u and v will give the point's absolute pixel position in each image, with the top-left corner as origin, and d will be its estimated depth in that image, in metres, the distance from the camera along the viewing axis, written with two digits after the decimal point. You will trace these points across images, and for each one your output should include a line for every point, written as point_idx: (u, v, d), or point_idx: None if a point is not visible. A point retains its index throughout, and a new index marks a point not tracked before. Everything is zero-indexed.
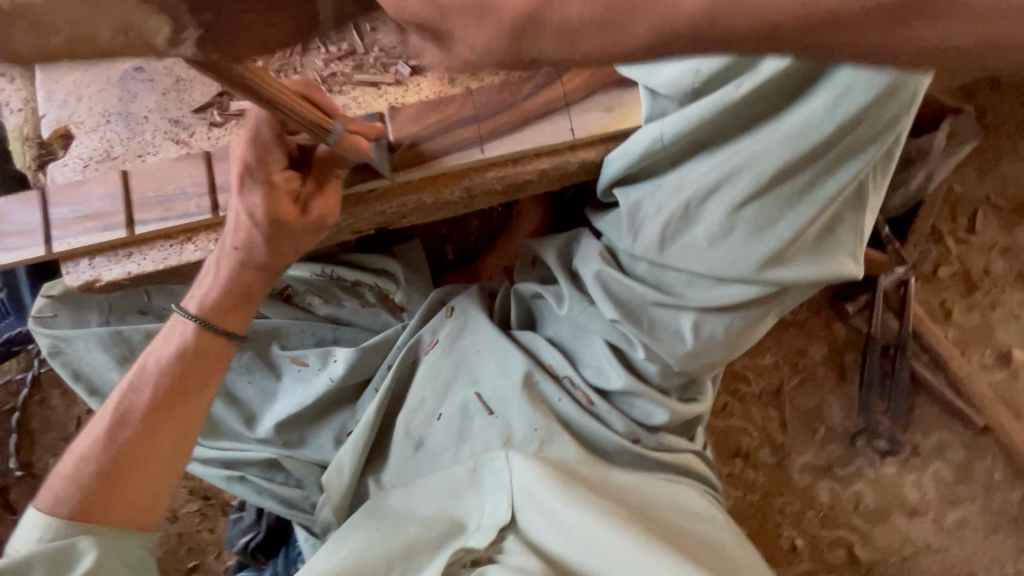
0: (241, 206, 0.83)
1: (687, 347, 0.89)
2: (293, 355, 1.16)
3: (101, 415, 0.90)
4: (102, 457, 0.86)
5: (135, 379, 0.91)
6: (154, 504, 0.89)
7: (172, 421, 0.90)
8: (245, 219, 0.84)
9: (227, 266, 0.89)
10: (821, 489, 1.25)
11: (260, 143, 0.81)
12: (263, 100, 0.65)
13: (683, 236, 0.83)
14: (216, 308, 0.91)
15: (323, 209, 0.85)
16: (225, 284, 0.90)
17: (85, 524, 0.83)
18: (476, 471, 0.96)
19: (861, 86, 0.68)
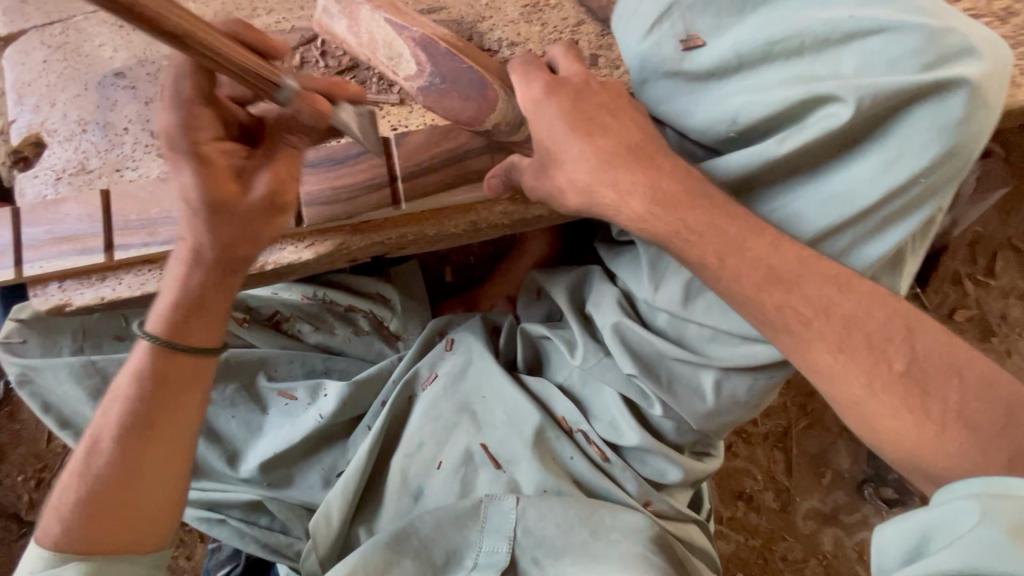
0: (184, 194, 0.70)
1: (707, 406, 0.86)
2: (281, 388, 1.09)
3: (78, 447, 0.81)
4: (82, 487, 0.77)
5: (107, 400, 0.80)
6: (152, 529, 0.80)
7: (151, 443, 0.79)
8: (184, 212, 0.72)
9: (175, 271, 0.78)
10: (825, 537, 1.21)
11: (186, 104, 0.66)
12: (182, 42, 0.52)
13: (707, 292, 0.82)
14: (167, 322, 0.79)
15: (271, 184, 0.71)
16: (175, 291, 0.78)
17: (78, 555, 0.76)
18: (482, 505, 0.92)
19: (912, 152, 0.64)
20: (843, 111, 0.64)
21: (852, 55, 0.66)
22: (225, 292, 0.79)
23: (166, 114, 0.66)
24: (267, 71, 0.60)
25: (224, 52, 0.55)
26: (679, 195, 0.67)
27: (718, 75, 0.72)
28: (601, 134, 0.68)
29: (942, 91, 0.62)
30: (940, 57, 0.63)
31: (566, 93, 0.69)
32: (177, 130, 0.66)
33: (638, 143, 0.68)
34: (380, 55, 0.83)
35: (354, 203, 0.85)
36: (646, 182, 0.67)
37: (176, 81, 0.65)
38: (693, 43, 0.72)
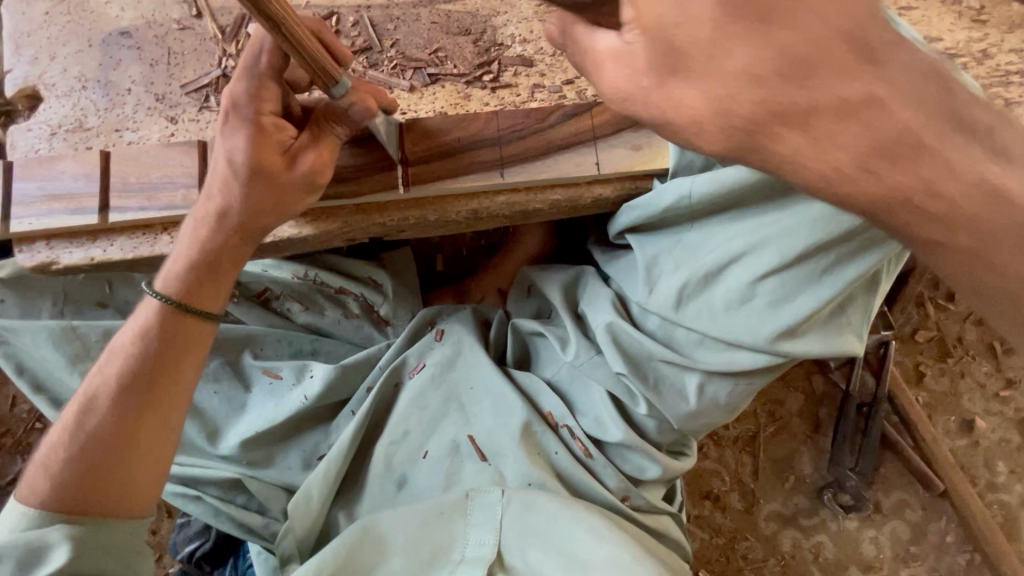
0: (228, 151, 0.75)
1: (690, 407, 0.90)
2: (266, 365, 1.10)
3: (71, 403, 0.83)
4: (72, 446, 0.78)
5: (105, 358, 0.83)
6: (133, 496, 0.80)
7: (146, 411, 0.80)
8: (220, 171, 0.77)
9: (192, 229, 0.81)
10: (784, 538, 1.27)
11: (257, 78, 0.74)
12: (269, 23, 0.59)
13: (700, 296, 0.84)
14: (178, 282, 0.82)
15: (313, 164, 0.77)
16: (190, 250, 0.81)
17: (61, 516, 0.76)
18: (468, 498, 0.94)
19: None
20: None
21: None
22: (235, 257, 0.82)
23: (242, 82, 0.75)
24: (330, 67, 0.68)
25: (296, 35, 0.61)
26: None
27: None
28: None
29: None
30: None
31: None
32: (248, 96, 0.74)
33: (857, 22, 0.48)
34: None
35: (359, 184, 0.85)
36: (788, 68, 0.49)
37: (257, 55, 0.74)
38: None
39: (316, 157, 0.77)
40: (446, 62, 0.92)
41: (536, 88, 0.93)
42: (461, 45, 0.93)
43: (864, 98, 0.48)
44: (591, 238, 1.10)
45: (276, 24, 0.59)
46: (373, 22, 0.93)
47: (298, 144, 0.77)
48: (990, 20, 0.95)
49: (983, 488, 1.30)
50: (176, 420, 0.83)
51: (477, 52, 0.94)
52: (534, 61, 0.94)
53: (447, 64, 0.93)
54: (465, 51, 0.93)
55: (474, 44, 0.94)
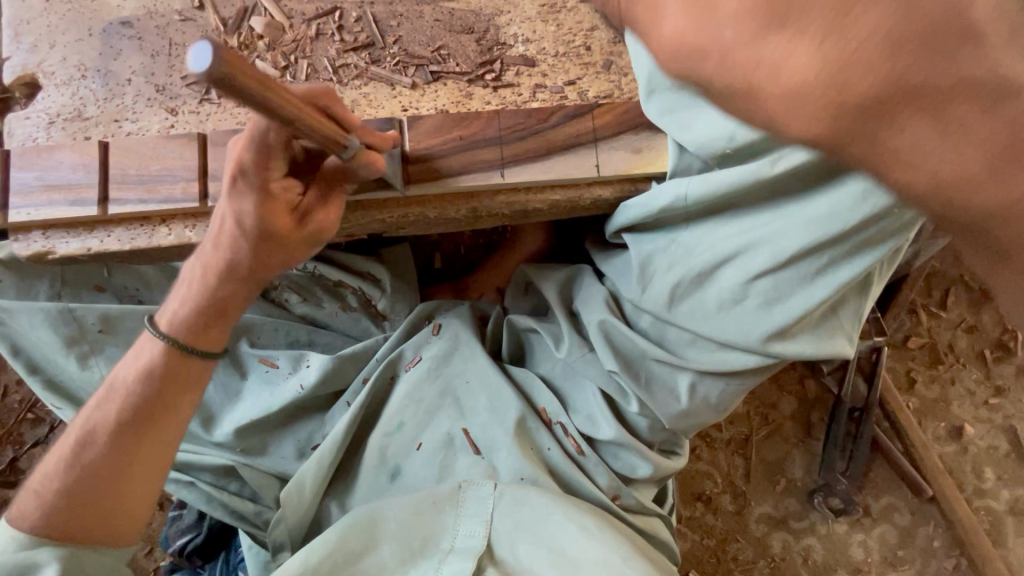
0: (234, 216, 0.73)
1: (680, 406, 0.92)
2: (263, 355, 1.09)
3: (68, 432, 0.82)
4: (68, 478, 0.78)
5: (104, 396, 0.82)
6: (128, 524, 0.82)
7: (145, 446, 0.81)
8: (228, 230, 0.75)
9: (199, 277, 0.80)
10: (774, 540, 1.28)
11: (265, 146, 0.70)
12: (282, 117, 0.57)
13: (693, 296, 0.85)
14: (185, 327, 0.81)
15: (321, 222, 0.77)
16: (198, 295, 0.81)
17: (54, 539, 0.77)
18: (460, 490, 0.95)
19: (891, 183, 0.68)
20: None
21: None
22: (242, 301, 0.83)
23: (245, 149, 0.70)
24: (339, 134, 0.67)
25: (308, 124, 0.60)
26: None
27: None
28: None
29: None
30: None
31: None
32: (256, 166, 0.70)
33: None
34: None
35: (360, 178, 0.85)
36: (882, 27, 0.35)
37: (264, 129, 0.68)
38: None
39: (323, 214, 0.77)
40: (448, 60, 0.92)
41: (538, 88, 0.93)
42: (464, 43, 0.93)
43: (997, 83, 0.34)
44: (588, 238, 1.10)
45: (288, 120, 0.57)
46: (377, 18, 0.92)
47: (305, 205, 0.77)
48: None
49: (970, 495, 1.31)
50: (169, 449, 0.84)
51: (480, 50, 0.94)
52: (536, 62, 0.94)
53: (450, 62, 0.92)
54: (468, 50, 0.93)
55: (477, 43, 0.94)
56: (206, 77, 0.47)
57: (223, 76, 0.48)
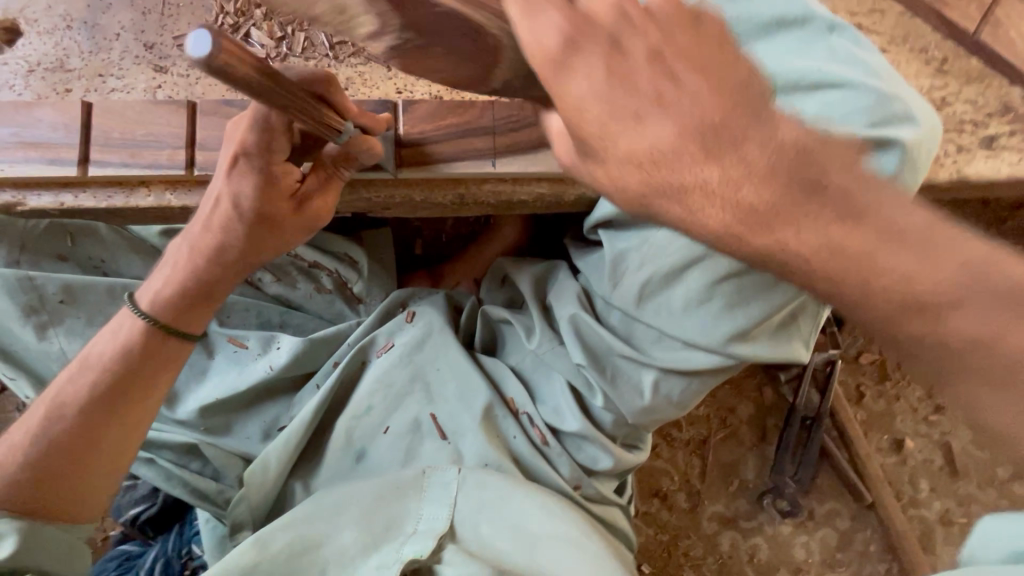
0: (231, 197, 0.75)
1: (643, 402, 0.96)
2: (233, 334, 1.10)
3: (37, 404, 0.81)
4: (33, 450, 0.77)
5: (77, 368, 0.81)
6: (92, 500, 0.80)
7: (113, 422, 0.80)
8: (222, 211, 0.76)
9: (189, 260, 0.79)
10: (723, 539, 1.34)
11: (268, 127, 0.71)
12: (276, 104, 0.57)
13: (661, 295, 0.89)
14: (170, 309, 0.81)
15: (319, 208, 0.78)
16: (186, 279, 0.80)
17: (11, 513, 0.75)
18: (424, 475, 0.96)
19: None
20: None
21: (814, 102, 0.73)
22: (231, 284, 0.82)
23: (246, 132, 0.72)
24: (335, 119, 0.67)
25: (300, 108, 0.60)
26: None
27: None
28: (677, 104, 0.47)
29: (885, 146, 0.70)
30: (887, 116, 0.71)
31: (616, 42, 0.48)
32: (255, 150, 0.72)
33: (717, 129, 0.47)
34: None
35: None
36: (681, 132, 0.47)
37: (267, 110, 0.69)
38: None
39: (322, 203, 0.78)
40: None
41: None
42: None
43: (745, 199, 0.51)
44: (568, 233, 1.13)
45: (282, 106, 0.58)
46: None
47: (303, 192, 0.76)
48: (951, 72, 1.03)
49: (906, 503, 1.40)
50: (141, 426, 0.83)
51: None
52: None
53: None
54: None
55: None
56: (206, 65, 0.47)
57: (224, 67, 0.48)
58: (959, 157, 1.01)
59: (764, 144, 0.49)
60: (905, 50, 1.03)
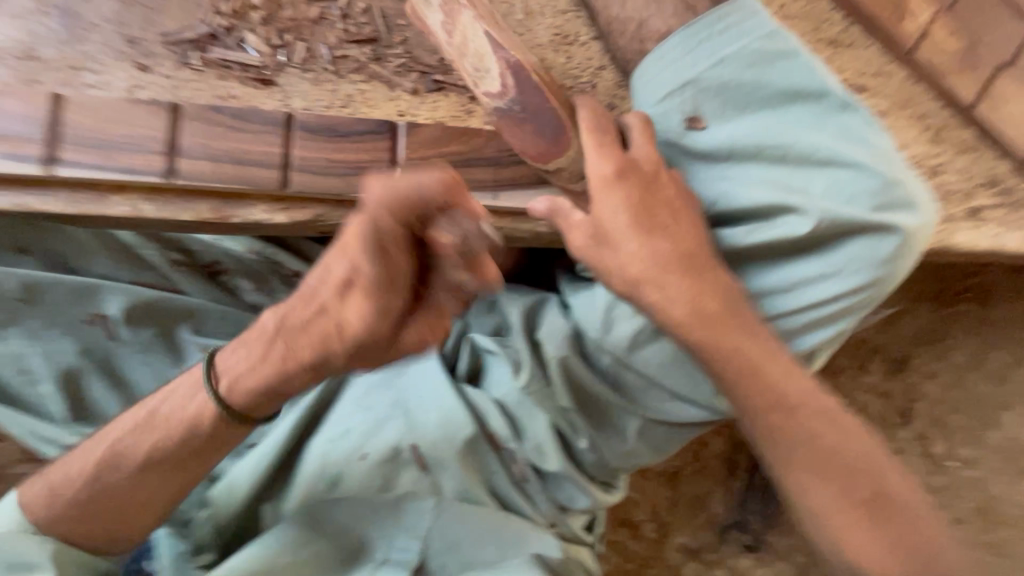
0: (329, 305, 0.72)
1: (627, 446, 0.98)
2: (204, 343, 1.04)
3: (98, 440, 0.82)
4: (86, 487, 0.80)
5: (142, 421, 0.81)
6: (122, 537, 0.84)
7: (164, 483, 0.81)
8: (320, 318, 0.72)
9: (274, 357, 0.76)
10: (686, 570, 1.37)
11: (382, 252, 0.65)
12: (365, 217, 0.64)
13: (652, 346, 0.90)
14: (248, 398, 0.79)
15: (420, 337, 0.74)
16: (269, 376, 0.77)
17: (57, 533, 0.81)
18: (401, 501, 0.95)
19: (846, 275, 0.76)
20: (803, 224, 0.74)
21: (823, 179, 0.75)
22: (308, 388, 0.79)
23: (388, 272, 0.66)
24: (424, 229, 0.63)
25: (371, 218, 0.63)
26: (671, 254, 0.73)
27: (713, 157, 0.78)
28: (658, 235, 0.73)
29: (883, 231, 0.73)
30: (889, 201, 0.73)
31: (634, 180, 0.73)
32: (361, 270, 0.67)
33: (682, 254, 0.73)
34: (466, 64, 0.79)
35: (347, 181, 0.81)
36: (655, 246, 0.73)
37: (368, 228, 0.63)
38: (696, 123, 0.78)
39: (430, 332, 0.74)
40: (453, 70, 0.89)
41: None
42: None
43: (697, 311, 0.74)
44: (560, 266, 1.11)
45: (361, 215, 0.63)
46: (384, 13, 0.88)
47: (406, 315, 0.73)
48: (945, 141, 1.06)
49: None
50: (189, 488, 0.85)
51: None
52: None
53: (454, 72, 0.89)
54: None
55: None
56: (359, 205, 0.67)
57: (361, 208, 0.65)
58: (946, 227, 1.03)
59: (713, 278, 0.74)
60: (905, 116, 1.05)
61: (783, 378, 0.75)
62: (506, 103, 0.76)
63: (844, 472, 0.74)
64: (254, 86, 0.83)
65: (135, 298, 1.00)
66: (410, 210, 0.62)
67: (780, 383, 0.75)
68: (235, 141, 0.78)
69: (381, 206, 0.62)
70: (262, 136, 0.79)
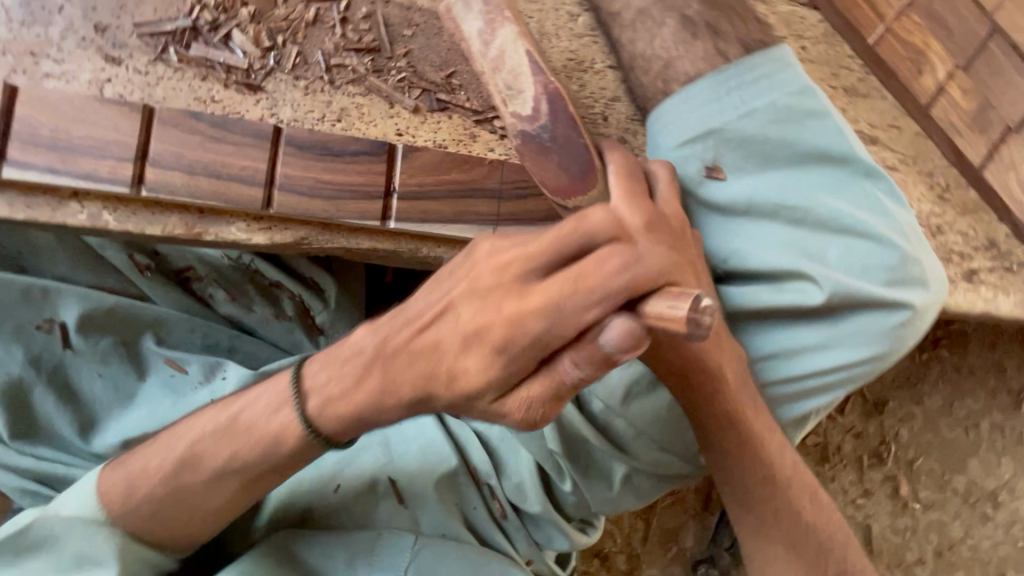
0: (443, 341, 0.58)
1: (611, 493, 0.93)
2: (171, 355, 0.96)
3: (176, 438, 0.75)
4: (160, 486, 0.74)
5: (224, 427, 0.73)
6: (185, 536, 0.78)
7: (236, 492, 0.74)
8: (432, 352, 0.59)
9: (371, 385, 0.63)
10: None
11: (536, 297, 0.54)
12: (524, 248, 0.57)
13: (647, 397, 0.88)
14: (337, 423, 0.67)
15: (525, 406, 0.57)
16: (362, 405, 0.64)
17: (120, 528, 0.75)
18: (377, 538, 0.90)
19: (851, 347, 0.73)
20: (816, 292, 0.71)
21: (839, 247, 0.72)
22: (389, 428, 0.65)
23: (565, 316, 0.53)
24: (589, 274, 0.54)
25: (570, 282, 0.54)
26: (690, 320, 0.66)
27: (729, 211, 0.74)
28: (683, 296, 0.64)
29: (893, 307, 0.71)
30: (902, 276, 0.71)
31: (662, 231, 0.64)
32: (534, 315, 0.54)
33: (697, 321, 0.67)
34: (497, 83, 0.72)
35: (335, 205, 0.75)
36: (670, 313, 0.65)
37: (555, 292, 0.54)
38: (716, 173, 0.74)
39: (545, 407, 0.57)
40: (458, 90, 0.83)
41: None
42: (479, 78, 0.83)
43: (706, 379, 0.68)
44: None
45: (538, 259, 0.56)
46: (388, 21, 0.81)
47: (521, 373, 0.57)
48: (950, 201, 1.04)
49: None
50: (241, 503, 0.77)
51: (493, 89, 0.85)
52: None
53: (460, 93, 0.83)
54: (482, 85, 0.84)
55: None
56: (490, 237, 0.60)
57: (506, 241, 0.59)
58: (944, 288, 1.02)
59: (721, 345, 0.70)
60: (914, 172, 1.03)
61: (778, 453, 0.72)
62: (534, 131, 0.71)
63: (817, 554, 0.73)
64: (238, 91, 0.76)
65: (94, 305, 0.93)
66: (617, 280, 0.53)
67: (775, 457, 0.72)
68: (214, 153, 0.71)
69: (578, 254, 0.54)
70: (245, 149, 0.72)
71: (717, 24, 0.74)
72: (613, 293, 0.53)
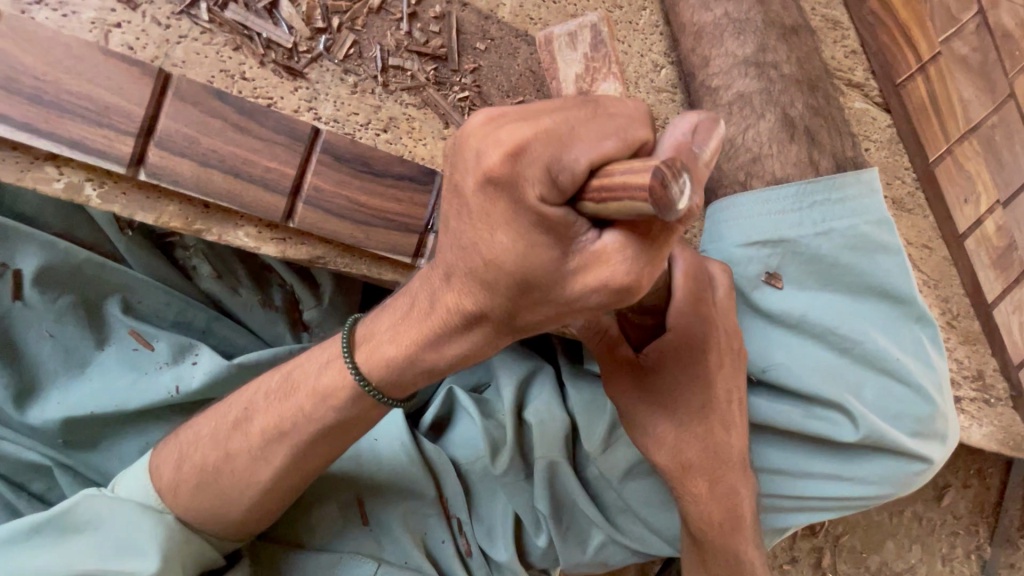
0: (473, 260, 0.43)
1: (583, 558, 0.88)
2: (138, 327, 0.83)
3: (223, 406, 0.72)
4: (199, 464, 0.69)
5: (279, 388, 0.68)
6: (229, 520, 0.71)
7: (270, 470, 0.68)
8: (468, 253, 0.43)
9: (426, 323, 0.53)
10: None
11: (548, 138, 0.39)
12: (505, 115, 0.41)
13: (643, 477, 0.85)
14: (390, 371, 0.60)
15: (606, 274, 0.40)
16: (417, 342, 0.56)
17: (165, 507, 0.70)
18: (339, 560, 0.82)
19: (863, 485, 0.72)
20: (844, 426, 0.70)
21: (876, 386, 0.71)
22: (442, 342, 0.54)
23: (583, 141, 0.39)
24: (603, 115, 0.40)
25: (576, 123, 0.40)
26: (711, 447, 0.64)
27: (782, 321, 0.70)
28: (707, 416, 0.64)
29: (913, 457, 0.71)
30: (927, 431, 0.71)
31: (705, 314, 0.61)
32: (546, 143, 0.38)
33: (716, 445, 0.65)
34: None
35: (365, 230, 0.66)
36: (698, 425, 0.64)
37: (567, 132, 0.39)
38: (775, 281, 0.70)
39: (644, 242, 0.39)
40: None
41: None
42: None
43: (719, 492, 0.67)
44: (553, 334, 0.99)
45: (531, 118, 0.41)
46: (461, 29, 0.71)
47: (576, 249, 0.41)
48: (955, 328, 1.05)
49: None
50: (261, 509, 0.71)
51: None
52: None
53: None
54: None
55: None
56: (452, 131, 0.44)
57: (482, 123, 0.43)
58: None
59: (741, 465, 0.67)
60: (934, 294, 1.03)
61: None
62: None
63: None
64: (276, 73, 0.64)
65: (59, 259, 0.79)
66: (631, 124, 0.40)
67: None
68: (236, 146, 0.60)
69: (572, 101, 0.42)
70: (274, 147, 0.61)
71: (816, 132, 0.72)
72: (637, 122, 0.41)
